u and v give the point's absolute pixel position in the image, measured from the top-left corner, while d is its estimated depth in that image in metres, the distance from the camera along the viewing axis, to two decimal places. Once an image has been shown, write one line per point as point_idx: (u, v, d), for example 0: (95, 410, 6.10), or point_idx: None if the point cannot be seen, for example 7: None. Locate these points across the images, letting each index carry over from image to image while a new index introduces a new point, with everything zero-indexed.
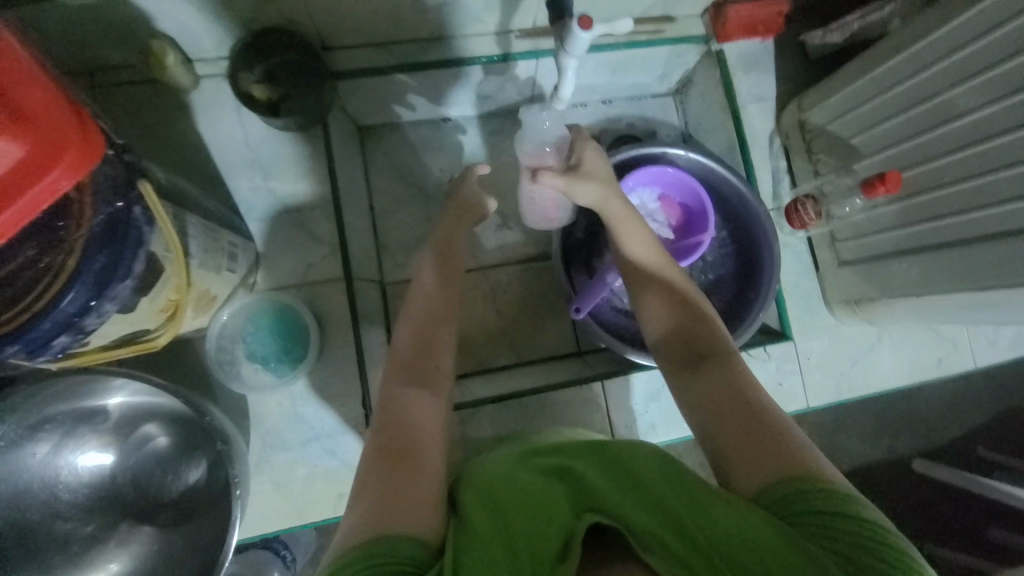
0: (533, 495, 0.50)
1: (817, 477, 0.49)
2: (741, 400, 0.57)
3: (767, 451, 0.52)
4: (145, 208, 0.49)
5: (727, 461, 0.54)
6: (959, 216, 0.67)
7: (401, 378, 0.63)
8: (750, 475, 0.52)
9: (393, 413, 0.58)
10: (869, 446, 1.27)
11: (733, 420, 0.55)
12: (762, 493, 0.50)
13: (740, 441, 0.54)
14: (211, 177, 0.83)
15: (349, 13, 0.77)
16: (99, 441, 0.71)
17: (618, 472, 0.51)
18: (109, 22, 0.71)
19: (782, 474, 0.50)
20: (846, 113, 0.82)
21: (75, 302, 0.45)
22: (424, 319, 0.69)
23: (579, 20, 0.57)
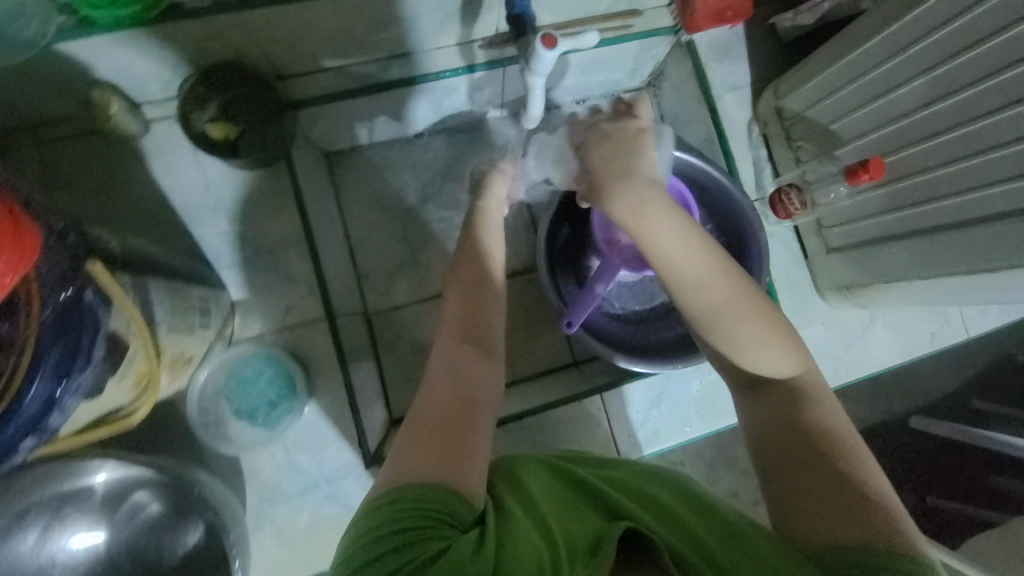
0: (565, 507, 0.50)
1: (892, 545, 0.45)
2: (818, 448, 0.52)
3: (836, 509, 0.49)
4: (98, 289, 0.46)
5: (793, 509, 0.50)
6: (946, 200, 0.66)
7: (456, 339, 0.63)
8: (815, 528, 0.48)
9: (455, 376, 0.59)
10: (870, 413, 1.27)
11: (804, 465, 0.52)
12: (829, 551, 0.46)
13: (807, 488, 0.51)
14: (175, 226, 0.79)
15: (302, 40, 0.72)
16: (88, 521, 0.67)
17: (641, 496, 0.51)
18: (43, 77, 0.66)
19: (853, 541, 0.46)
20: (823, 99, 0.80)
21: (40, 395, 0.42)
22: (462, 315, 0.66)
23: (541, 39, 0.54)
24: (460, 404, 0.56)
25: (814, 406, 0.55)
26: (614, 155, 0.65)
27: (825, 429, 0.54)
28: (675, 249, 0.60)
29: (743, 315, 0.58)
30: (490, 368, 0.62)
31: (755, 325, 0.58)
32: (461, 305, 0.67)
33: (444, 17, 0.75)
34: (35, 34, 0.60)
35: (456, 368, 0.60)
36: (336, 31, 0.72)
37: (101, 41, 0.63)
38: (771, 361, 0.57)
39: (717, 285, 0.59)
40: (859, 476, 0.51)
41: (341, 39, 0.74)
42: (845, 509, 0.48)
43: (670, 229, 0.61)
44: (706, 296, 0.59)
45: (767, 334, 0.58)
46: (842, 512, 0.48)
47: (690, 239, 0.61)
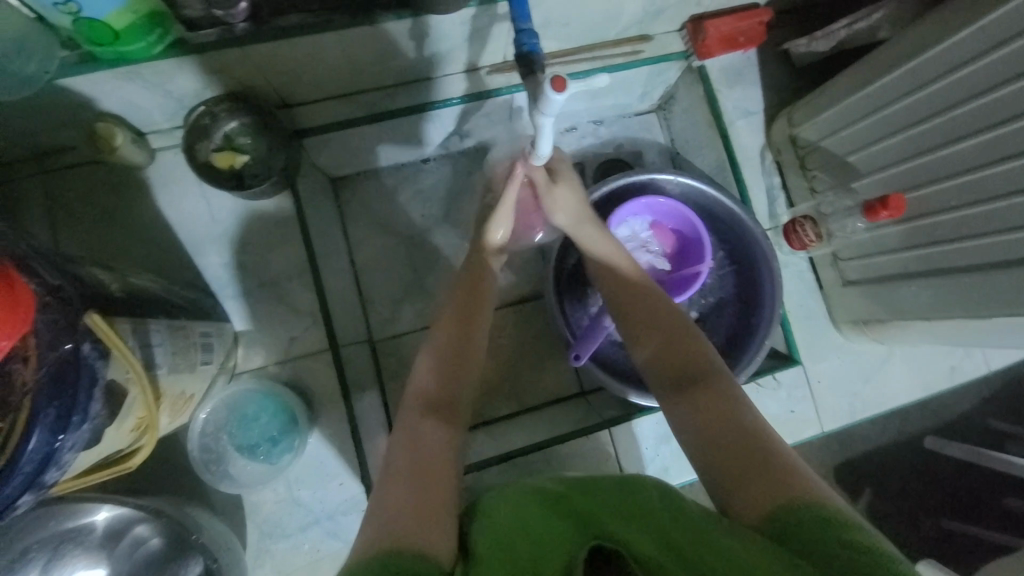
0: (536, 530, 0.43)
1: (819, 504, 0.45)
2: (735, 424, 0.54)
3: (765, 478, 0.49)
4: (97, 344, 0.45)
5: (728, 487, 0.50)
6: (968, 241, 0.64)
7: (420, 409, 0.60)
8: (751, 501, 0.48)
9: (420, 448, 0.55)
10: (882, 434, 1.25)
11: (728, 441, 0.53)
12: (768, 519, 0.45)
13: (737, 465, 0.51)
14: (178, 256, 0.78)
15: (307, 71, 0.72)
16: (88, 557, 0.67)
17: (618, 504, 0.45)
18: (48, 109, 0.66)
19: (783, 501, 0.46)
20: (839, 131, 0.78)
21: (40, 446, 0.41)
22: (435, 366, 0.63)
23: (550, 81, 0.52)
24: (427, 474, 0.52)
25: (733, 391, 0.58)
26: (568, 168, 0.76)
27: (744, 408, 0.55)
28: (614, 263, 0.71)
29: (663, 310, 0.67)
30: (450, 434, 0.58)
31: (680, 327, 0.64)
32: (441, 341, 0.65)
33: (452, 48, 0.75)
34: (36, 70, 0.59)
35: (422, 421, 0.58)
36: (340, 61, 0.71)
37: (104, 76, 0.62)
38: (697, 352, 0.62)
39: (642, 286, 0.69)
40: (778, 448, 0.52)
41: (345, 69, 0.73)
42: (769, 476, 0.49)
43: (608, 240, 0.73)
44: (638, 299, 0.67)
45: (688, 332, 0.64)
46: (767, 481, 0.48)
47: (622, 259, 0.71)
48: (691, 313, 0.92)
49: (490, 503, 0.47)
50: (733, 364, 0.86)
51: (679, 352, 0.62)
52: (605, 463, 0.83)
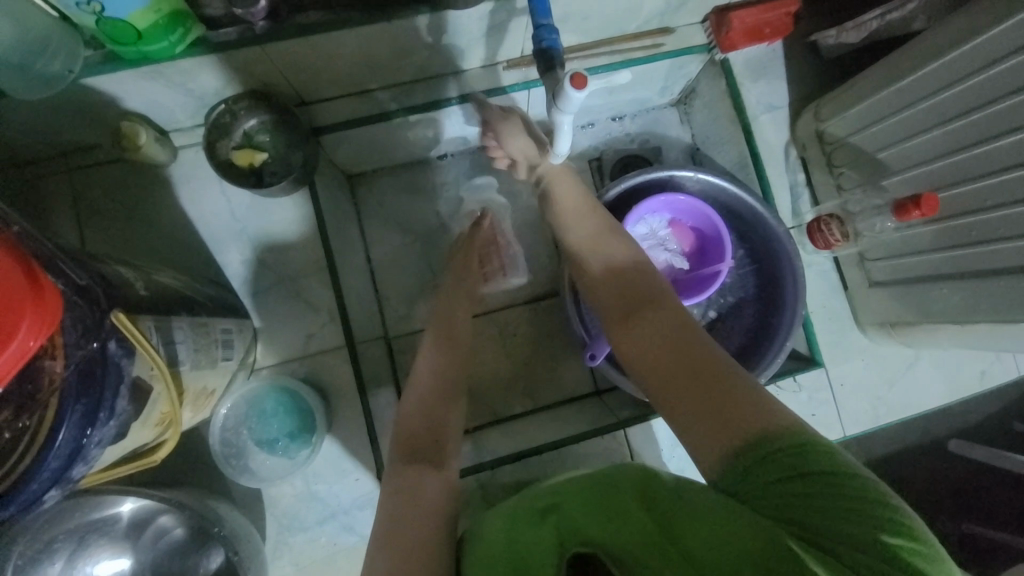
0: (528, 548, 0.50)
1: (769, 434, 0.45)
2: (680, 345, 0.53)
3: (710, 395, 0.48)
4: (122, 342, 0.45)
5: (676, 412, 0.50)
6: (1004, 243, 0.61)
7: (404, 458, 0.61)
8: (703, 440, 0.48)
9: (405, 480, 0.58)
10: (904, 438, 1.23)
11: (673, 362, 0.52)
12: (722, 462, 0.46)
13: (685, 388, 0.50)
14: (200, 253, 0.80)
15: (324, 68, 0.72)
16: (112, 549, 0.69)
17: (597, 500, 0.52)
18: (74, 108, 0.67)
19: (731, 422, 0.47)
20: (869, 126, 0.75)
21: (67, 443, 0.42)
22: (421, 403, 0.67)
23: (571, 78, 0.51)
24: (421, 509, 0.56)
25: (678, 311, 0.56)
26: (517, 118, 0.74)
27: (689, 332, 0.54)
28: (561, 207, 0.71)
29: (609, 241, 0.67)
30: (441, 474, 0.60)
31: (624, 261, 0.63)
32: (425, 376, 0.69)
33: (469, 44, 0.74)
34: (60, 69, 0.60)
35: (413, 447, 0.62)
36: (357, 57, 0.71)
37: (126, 75, 0.63)
38: (640, 282, 0.60)
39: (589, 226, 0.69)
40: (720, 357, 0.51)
41: (362, 65, 0.73)
42: (717, 407, 0.47)
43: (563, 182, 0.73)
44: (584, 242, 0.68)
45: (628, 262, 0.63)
46: (713, 401, 0.48)
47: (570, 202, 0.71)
48: (709, 312, 0.91)
49: (483, 526, 0.55)
50: (753, 363, 0.85)
51: (623, 286, 0.61)
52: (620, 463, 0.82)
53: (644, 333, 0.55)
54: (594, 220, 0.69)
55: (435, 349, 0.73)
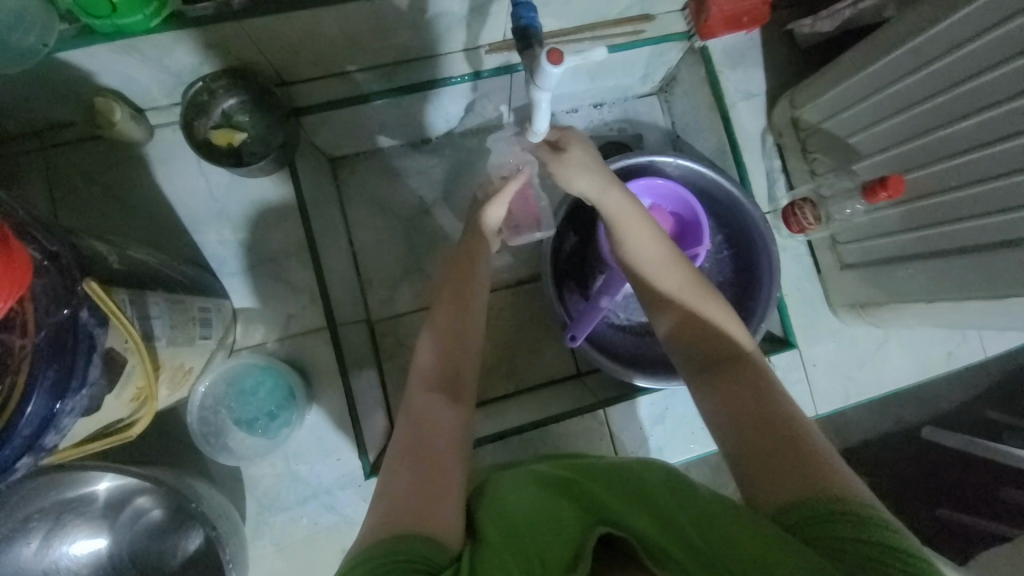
0: (541, 513, 0.51)
1: (845, 499, 0.47)
2: (768, 418, 0.55)
3: (795, 471, 0.51)
4: (95, 309, 0.45)
5: (756, 478, 0.53)
6: (966, 223, 0.63)
7: (424, 389, 0.61)
8: (774, 494, 0.51)
9: (417, 440, 0.56)
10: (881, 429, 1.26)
11: (760, 432, 0.54)
12: (788, 512, 0.49)
13: (771, 461, 0.52)
14: (178, 233, 0.79)
15: (305, 48, 0.72)
16: (90, 527, 0.69)
17: (626, 491, 0.52)
18: (45, 83, 0.66)
19: (809, 494, 0.49)
20: (841, 112, 0.77)
21: (36, 413, 0.42)
22: (424, 383, 0.62)
23: (547, 54, 0.51)
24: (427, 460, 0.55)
25: (766, 383, 0.58)
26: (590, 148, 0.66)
27: (776, 396, 0.57)
28: (638, 240, 0.66)
29: (699, 298, 0.63)
30: (455, 417, 0.60)
31: (716, 312, 0.63)
32: (434, 363, 0.63)
33: (450, 25, 0.75)
34: (30, 42, 0.59)
35: (421, 422, 0.58)
36: (337, 36, 0.71)
37: (101, 50, 0.62)
38: (729, 338, 0.62)
39: (674, 275, 0.64)
40: (805, 433, 0.54)
41: (342, 44, 0.73)
42: (800, 478, 0.50)
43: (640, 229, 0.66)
44: (670, 285, 0.64)
45: (721, 314, 0.63)
46: (797, 477, 0.50)
47: (655, 236, 0.66)
48: None
49: (498, 488, 0.57)
50: None
51: (709, 339, 0.62)
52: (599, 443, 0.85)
53: (734, 393, 0.58)
54: (681, 261, 0.65)
55: (444, 318, 0.66)
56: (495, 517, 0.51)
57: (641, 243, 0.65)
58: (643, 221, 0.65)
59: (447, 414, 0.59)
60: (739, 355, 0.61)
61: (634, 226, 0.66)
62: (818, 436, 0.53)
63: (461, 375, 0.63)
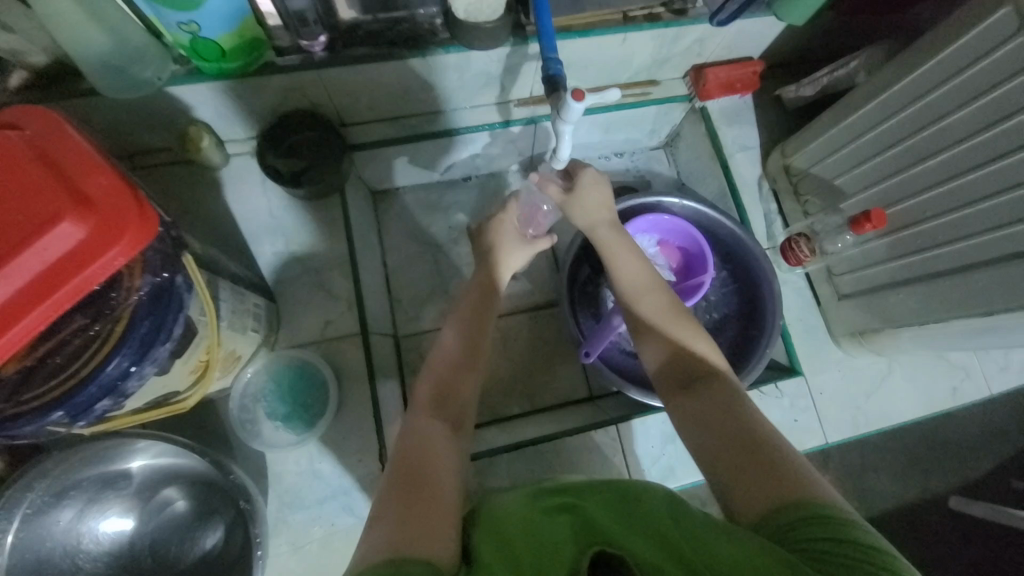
0: (542, 530, 0.49)
1: (817, 503, 0.48)
2: (741, 429, 0.56)
3: (767, 479, 0.51)
4: (186, 277, 0.53)
5: (731, 488, 0.53)
6: (945, 247, 0.72)
7: (427, 412, 0.63)
8: (754, 502, 0.51)
9: (412, 451, 0.58)
10: (899, 486, 1.25)
11: (734, 444, 0.56)
12: (767, 517, 0.49)
13: (745, 472, 0.53)
14: (237, 244, 0.89)
15: (366, 95, 0.85)
16: (121, 508, 0.73)
17: (623, 513, 0.50)
18: (154, 112, 0.79)
19: (781, 501, 0.49)
20: (828, 158, 0.88)
21: (118, 368, 0.49)
22: (445, 370, 0.67)
23: (573, 92, 0.63)
24: (417, 470, 0.55)
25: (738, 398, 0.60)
26: (601, 186, 0.76)
27: (749, 411, 0.59)
28: (625, 270, 0.73)
29: (675, 321, 0.68)
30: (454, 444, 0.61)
31: (695, 335, 0.67)
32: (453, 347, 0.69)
33: (487, 82, 0.88)
34: (151, 76, 0.73)
35: (428, 433, 0.61)
36: (394, 87, 0.85)
37: (205, 86, 0.76)
38: (705, 361, 0.65)
39: (652, 300, 0.70)
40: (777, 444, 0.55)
41: (397, 94, 0.87)
42: (773, 486, 0.51)
43: (622, 256, 0.74)
44: (652, 311, 0.69)
45: (701, 337, 0.67)
46: (769, 485, 0.51)
47: (643, 267, 0.73)
48: None
49: (494, 508, 0.57)
50: (738, 371, 0.91)
51: (688, 361, 0.65)
52: (613, 458, 0.87)
53: (710, 408, 0.60)
54: (665, 290, 0.71)
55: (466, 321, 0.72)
56: (491, 534, 0.51)
57: (628, 271, 0.73)
58: (629, 252, 0.74)
59: (449, 440, 0.62)
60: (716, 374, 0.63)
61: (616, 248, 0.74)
62: (791, 448, 0.54)
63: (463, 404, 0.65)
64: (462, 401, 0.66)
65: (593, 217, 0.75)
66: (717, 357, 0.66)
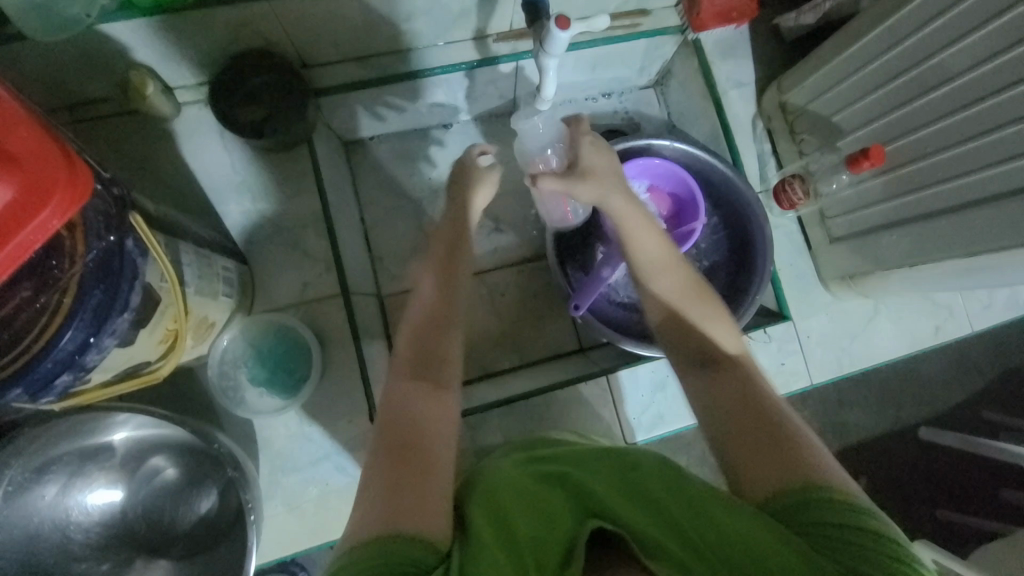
0: (537, 500, 0.51)
1: (828, 488, 0.48)
2: (757, 411, 0.56)
3: (780, 461, 0.52)
4: (137, 240, 0.49)
5: (740, 466, 0.54)
6: (944, 184, 0.69)
7: (405, 377, 0.61)
8: (760, 479, 0.52)
9: (397, 413, 0.57)
10: (875, 420, 1.30)
11: (749, 425, 0.55)
12: (772, 499, 0.50)
13: (758, 452, 0.53)
14: (200, 204, 0.83)
15: (328, 32, 0.77)
16: (107, 480, 0.71)
17: (628, 488, 0.50)
18: (87, 57, 0.70)
19: (793, 483, 0.50)
20: (827, 92, 0.83)
21: (75, 340, 0.46)
22: (421, 321, 0.66)
23: (556, 21, 0.58)
24: (407, 433, 0.54)
25: (754, 380, 0.60)
26: (602, 153, 0.68)
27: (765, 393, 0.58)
28: (642, 242, 0.69)
29: (693, 297, 0.66)
30: (443, 399, 0.59)
31: (712, 319, 0.65)
32: (424, 302, 0.68)
33: (462, 13, 0.80)
34: (78, 13, 0.63)
35: (412, 394, 0.58)
36: (357, 21, 0.76)
37: (140, 24, 0.66)
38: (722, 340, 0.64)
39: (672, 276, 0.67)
40: (795, 430, 0.54)
41: (362, 30, 0.78)
42: (786, 469, 0.51)
43: (638, 224, 0.68)
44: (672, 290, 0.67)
45: (719, 319, 0.65)
46: (781, 467, 0.51)
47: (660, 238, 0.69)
48: None
49: (484, 476, 0.57)
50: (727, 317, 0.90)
51: (705, 337, 0.64)
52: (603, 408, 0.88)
53: (723, 387, 0.60)
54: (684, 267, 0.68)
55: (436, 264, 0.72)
56: (483, 500, 0.52)
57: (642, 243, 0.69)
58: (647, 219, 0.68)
59: (435, 399, 0.59)
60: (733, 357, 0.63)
61: (633, 219, 0.68)
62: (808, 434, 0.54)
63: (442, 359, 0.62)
64: (443, 347, 0.64)
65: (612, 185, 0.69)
66: (734, 336, 0.64)
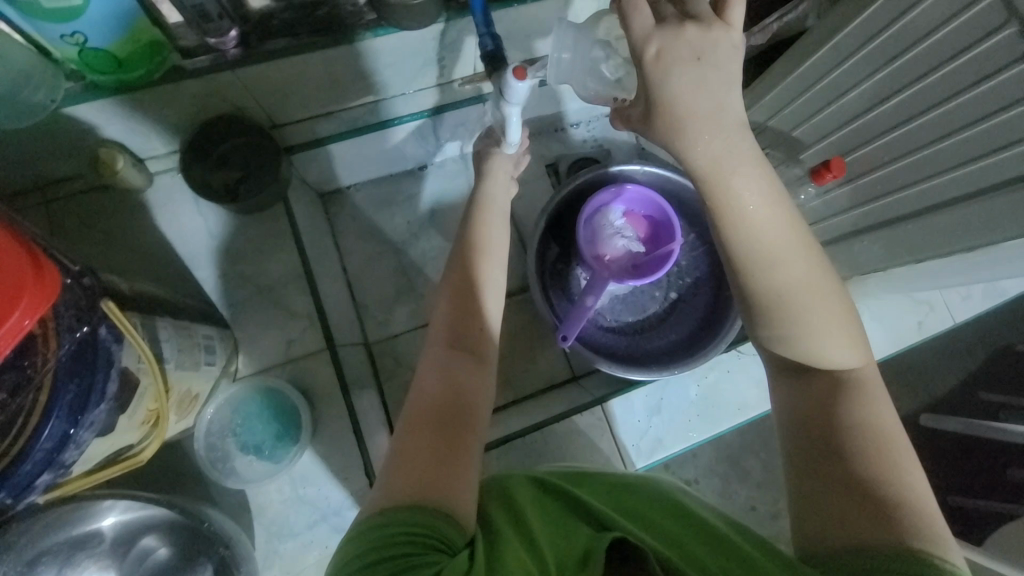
0: (557, 522, 0.53)
1: (916, 548, 0.47)
2: (847, 443, 0.53)
3: (866, 514, 0.49)
4: (112, 327, 0.49)
5: (818, 515, 0.52)
6: (904, 190, 0.72)
7: (446, 345, 0.63)
8: (839, 529, 0.50)
9: (432, 396, 0.59)
10: None
11: (826, 457, 0.54)
12: (850, 555, 0.48)
13: (838, 497, 0.51)
14: (178, 271, 0.83)
15: (295, 90, 0.76)
16: (99, 567, 0.69)
17: (644, 520, 0.53)
18: (54, 139, 0.70)
19: (879, 540, 0.48)
20: (784, 108, 0.87)
21: (55, 432, 0.45)
22: (458, 294, 0.67)
23: (512, 71, 0.60)
24: (447, 416, 0.57)
25: (859, 398, 0.55)
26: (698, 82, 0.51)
27: (869, 412, 0.54)
28: (756, 216, 0.54)
29: (813, 292, 0.56)
30: (479, 376, 0.62)
31: (842, 324, 0.57)
32: (450, 313, 0.65)
33: (424, 65, 0.80)
34: (42, 99, 0.63)
35: (445, 379, 0.60)
36: (325, 80, 0.76)
37: (105, 104, 0.66)
38: (838, 353, 0.57)
39: (792, 263, 0.55)
40: (892, 478, 0.51)
41: (329, 89, 0.78)
42: (876, 521, 0.49)
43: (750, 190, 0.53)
44: (788, 279, 0.55)
45: (843, 326, 0.57)
46: (867, 518, 0.49)
47: (785, 209, 0.55)
48: (669, 294, 0.97)
49: (505, 493, 0.57)
50: (715, 333, 0.90)
51: (821, 336, 0.56)
52: (600, 440, 0.87)
53: (815, 396, 0.57)
54: (813, 251, 0.56)
55: (455, 275, 0.68)
56: (506, 514, 0.54)
57: (761, 222, 0.54)
58: (761, 183, 0.54)
59: (476, 374, 0.62)
60: (851, 372, 0.57)
61: (744, 181, 0.54)
62: (906, 480, 0.51)
63: (478, 334, 0.64)
64: (473, 324, 0.65)
65: (730, 146, 0.53)
66: (845, 344, 0.57)
